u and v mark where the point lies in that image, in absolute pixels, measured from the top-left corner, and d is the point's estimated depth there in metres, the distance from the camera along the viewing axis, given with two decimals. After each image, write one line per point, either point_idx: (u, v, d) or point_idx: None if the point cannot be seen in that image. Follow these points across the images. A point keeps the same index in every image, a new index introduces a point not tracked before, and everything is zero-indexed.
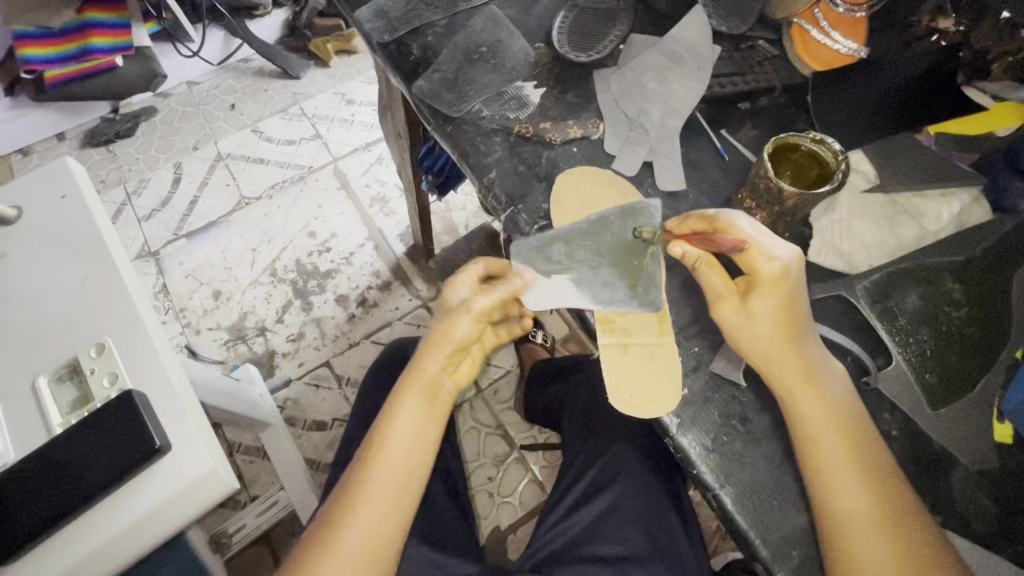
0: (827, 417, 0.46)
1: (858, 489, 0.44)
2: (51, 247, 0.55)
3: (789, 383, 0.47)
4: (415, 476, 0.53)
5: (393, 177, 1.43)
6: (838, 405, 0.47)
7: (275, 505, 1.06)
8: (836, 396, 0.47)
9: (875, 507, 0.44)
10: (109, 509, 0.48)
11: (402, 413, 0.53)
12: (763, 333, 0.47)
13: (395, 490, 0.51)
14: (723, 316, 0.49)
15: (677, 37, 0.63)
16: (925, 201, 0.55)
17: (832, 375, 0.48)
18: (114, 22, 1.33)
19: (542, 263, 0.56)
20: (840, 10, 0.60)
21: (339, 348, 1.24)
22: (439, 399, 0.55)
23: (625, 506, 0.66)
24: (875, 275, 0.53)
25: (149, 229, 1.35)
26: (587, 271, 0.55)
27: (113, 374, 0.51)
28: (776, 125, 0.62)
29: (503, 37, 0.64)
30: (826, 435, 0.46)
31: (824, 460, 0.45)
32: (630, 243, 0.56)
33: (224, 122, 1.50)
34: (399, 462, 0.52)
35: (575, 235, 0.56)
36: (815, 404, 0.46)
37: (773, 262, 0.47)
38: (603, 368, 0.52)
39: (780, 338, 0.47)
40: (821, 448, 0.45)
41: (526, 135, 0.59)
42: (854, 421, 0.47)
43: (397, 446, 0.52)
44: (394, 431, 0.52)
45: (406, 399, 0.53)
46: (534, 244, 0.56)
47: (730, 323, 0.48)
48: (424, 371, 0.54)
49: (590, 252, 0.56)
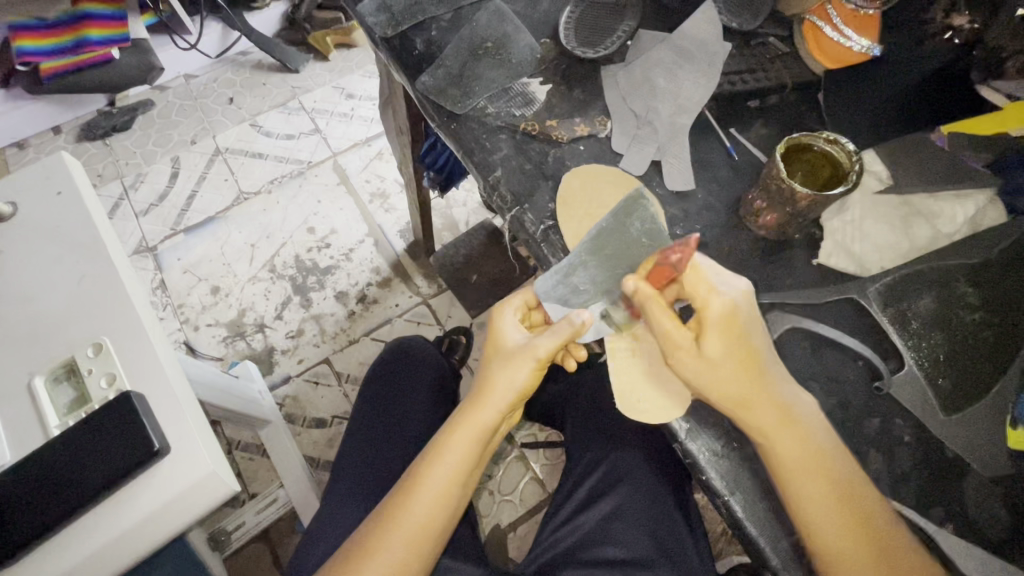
0: (805, 456, 0.44)
1: (845, 526, 0.43)
2: (47, 245, 0.54)
3: (764, 428, 0.45)
4: (446, 520, 0.53)
5: (394, 173, 1.41)
6: (817, 439, 0.45)
7: (274, 502, 1.05)
8: (812, 430, 0.45)
9: (868, 541, 0.43)
10: (108, 512, 0.48)
11: (446, 456, 0.52)
12: (727, 371, 0.45)
13: (425, 532, 0.51)
14: (682, 364, 0.47)
15: (688, 32, 0.62)
16: (939, 202, 0.54)
17: (803, 409, 0.46)
18: (106, 13, 1.31)
19: (574, 299, 0.55)
20: (852, 6, 0.60)
21: (340, 345, 1.23)
22: (488, 440, 0.54)
23: (631, 508, 0.66)
24: (889, 277, 0.52)
25: (146, 223, 1.34)
26: (605, 287, 0.54)
27: (110, 375, 0.50)
28: (785, 125, 0.61)
29: (509, 31, 0.62)
30: (805, 472, 0.44)
31: (805, 499, 0.44)
32: (633, 245, 0.54)
33: (222, 116, 1.48)
34: (433, 506, 0.51)
35: (582, 254, 0.54)
36: (788, 440, 0.44)
37: (720, 297, 0.46)
38: (612, 374, 0.53)
39: (742, 376, 0.45)
40: (803, 494, 0.44)
41: (533, 133, 0.58)
42: (834, 452, 0.45)
43: (435, 488, 0.51)
44: (435, 474, 0.52)
45: (451, 442, 0.52)
46: (557, 281, 0.54)
47: (690, 369, 0.46)
48: (478, 416, 0.53)
49: (605, 267, 0.54)
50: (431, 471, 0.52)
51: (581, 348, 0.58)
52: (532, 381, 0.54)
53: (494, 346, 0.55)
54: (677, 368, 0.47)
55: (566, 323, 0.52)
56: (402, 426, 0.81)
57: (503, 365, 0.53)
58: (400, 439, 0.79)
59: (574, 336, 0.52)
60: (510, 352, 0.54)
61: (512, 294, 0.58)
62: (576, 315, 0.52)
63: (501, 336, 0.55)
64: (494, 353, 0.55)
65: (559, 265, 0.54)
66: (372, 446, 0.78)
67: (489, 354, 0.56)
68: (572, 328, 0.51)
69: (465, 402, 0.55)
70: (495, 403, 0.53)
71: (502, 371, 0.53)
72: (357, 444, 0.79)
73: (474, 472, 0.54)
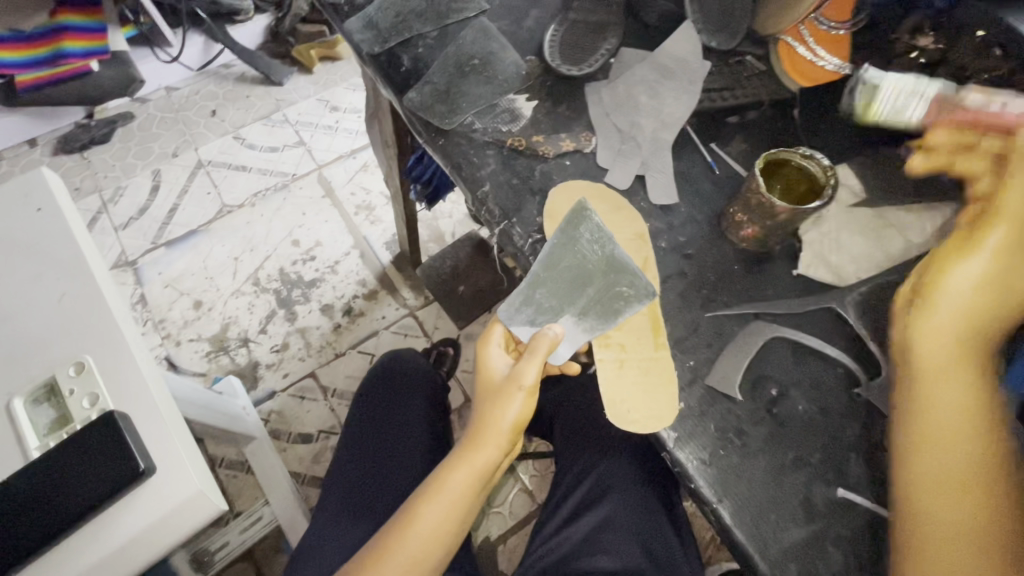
0: (956, 425, 0.43)
1: (964, 483, 0.42)
2: (26, 262, 0.53)
3: (944, 357, 0.44)
4: (439, 555, 0.53)
5: (379, 185, 1.42)
6: (980, 399, 0.43)
7: (258, 521, 1.04)
8: (983, 389, 0.43)
9: (977, 520, 0.41)
10: (92, 534, 0.47)
11: (444, 490, 0.52)
12: (1021, 288, 0.43)
13: (418, 565, 0.51)
14: (1001, 234, 0.43)
15: (669, 51, 0.63)
16: (908, 215, 0.57)
17: (989, 371, 0.44)
18: (85, 25, 1.29)
19: (540, 318, 0.56)
20: (823, 27, 0.62)
21: (325, 358, 1.22)
22: (487, 480, 0.54)
23: (621, 518, 0.67)
24: (864, 286, 0.55)
25: (126, 237, 1.32)
26: (569, 306, 0.55)
27: (93, 394, 0.49)
28: (762, 140, 0.63)
29: (495, 49, 0.63)
30: (949, 418, 0.43)
31: (936, 442, 0.43)
32: (590, 262, 0.55)
33: (205, 129, 1.47)
34: (430, 541, 0.52)
35: (539, 276, 0.55)
36: (951, 401, 0.43)
37: None
38: (601, 385, 0.52)
39: (1017, 308, 0.43)
40: (935, 435, 0.43)
41: (519, 149, 0.59)
42: (991, 428, 0.43)
43: (429, 524, 0.52)
44: (430, 509, 0.52)
45: (448, 480, 0.53)
46: (519, 306, 0.56)
47: (1006, 245, 0.43)
48: (476, 457, 0.53)
49: (562, 282, 0.55)
50: (426, 506, 0.52)
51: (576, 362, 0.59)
52: (525, 413, 0.54)
53: (483, 382, 0.56)
54: (987, 239, 0.43)
55: (540, 341, 0.53)
56: (392, 441, 0.81)
57: (494, 401, 0.54)
58: (389, 454, 0.79)
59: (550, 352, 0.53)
60: (498, 385, 0.54)
61: (494, 326, 0.58)
62: (548, 329, 0.53)
63: (488, 370, 0.56)
64: (484, 389, 0.56)
65: (519, 288, 0.56)
66: (367, 460, 0.79)
67: (479, 391, 0.56)
68: (546, 344, 0.53)
69: (463, 442, 0.55)
70: (495, 442, 0.53)
71: (495, 409, 0.53)
72: (350, 461, 0.79)
73: (471, 508, 0.55)
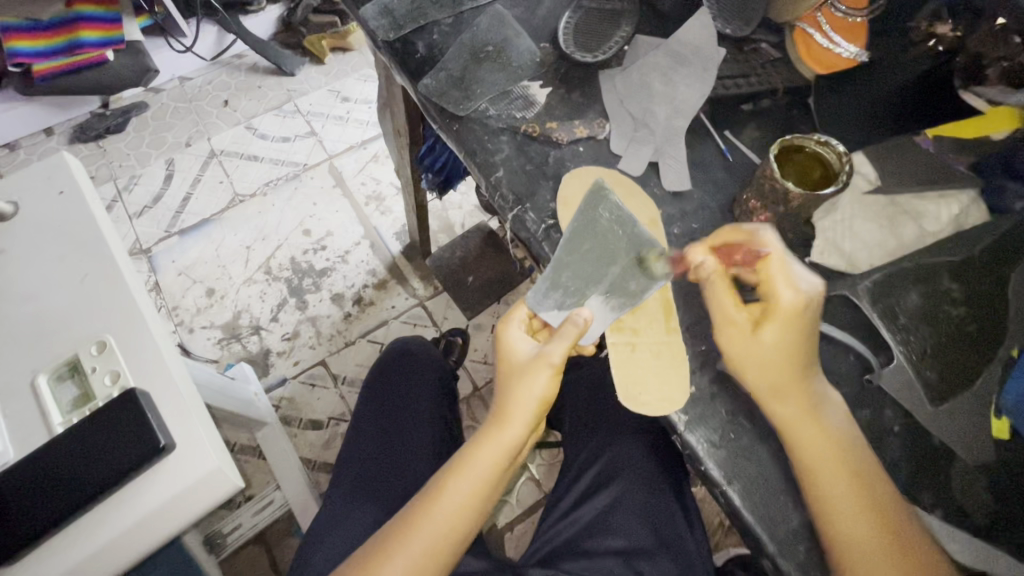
0: (841, 480, 0.45)
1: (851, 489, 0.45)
2: (50, 243, 0.54)
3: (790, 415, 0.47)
4: (462, 534, 0.54)
5: (389, 176, 1.42)
6: (834, 426, 0.47)
7: (270, 504, 1.07)
8: (835, 424, 0.48)
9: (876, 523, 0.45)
10: (112, 510, 0.48)
11: (470, 470, 0.53)
12: None
13: (441, 545, 0.52)
14: None
15: (683, 38, 0.63)
16: (924, 202, 0.56)
17: (832, 406, 0.48)
18: (103, 15, 1.31)
19: (568, 301, 0.56)
20: (840, 14, 0.61)
21: (336, 347, 1.24)
22: (509, 461, 0.55)
23: (629, 500, 0.68)
24: (877, 274, 0.53)
25: (140, 225, 1.33)
26: (597, 283, 0.56)
27: (115, 373, 0.50)
28: (777, 128, 0.63)
29: (509, 36, 0.64)
30: (817, 442, 0.46)
31: (822, 460, 0.46)
32: (609, 234, 0.56)
33: (217, 119, 1.48)
34: (452, 519, 0.52)
35: (562, 259, 0.56)
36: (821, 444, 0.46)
37: None
38: (613, 368, 0.54)
39: None
40: (811, 447, 0.46)
41: (533, 135, 0.60)
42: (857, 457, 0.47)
43: (451, 504, 0.53)
44: (453, 490, 0.53)
45: (473, 461, 0.54)
46: (547, 291, 0.57)
47: None
48: (498, 435, 0.54)
49: (586, 264, 0.56)
50: (450, 485, 0.53)
51: (592, 344, 0.57)
52: (553, 390, 0.55)
53: (505, 363, 0.56)
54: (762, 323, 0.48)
55: (570, 325, 0.53)
56: (404, 425, 0.82)
57: (517, 381, 0.54)
58: (398, 438, 0.80)
59: (581, 334, 0.54)
60: (523, 365, 0.54)
61: (516, 308, 0.58)
62: (578, 315, 0.54)
63: (511, 350, 0.56)
64: (506, 370, 0.56)
65: (544, 274, 0.57)
66: (378, 443, 0.80)
67: (502, 372, 0.56)
68: (576, 328, 0.53)
69: (484, 425, 0.56)
70: (518, 423, 0.54)
71: (521, 384, 0.54)
72: (362, 445, 0.80)
73: (494, 488, 0.55)
